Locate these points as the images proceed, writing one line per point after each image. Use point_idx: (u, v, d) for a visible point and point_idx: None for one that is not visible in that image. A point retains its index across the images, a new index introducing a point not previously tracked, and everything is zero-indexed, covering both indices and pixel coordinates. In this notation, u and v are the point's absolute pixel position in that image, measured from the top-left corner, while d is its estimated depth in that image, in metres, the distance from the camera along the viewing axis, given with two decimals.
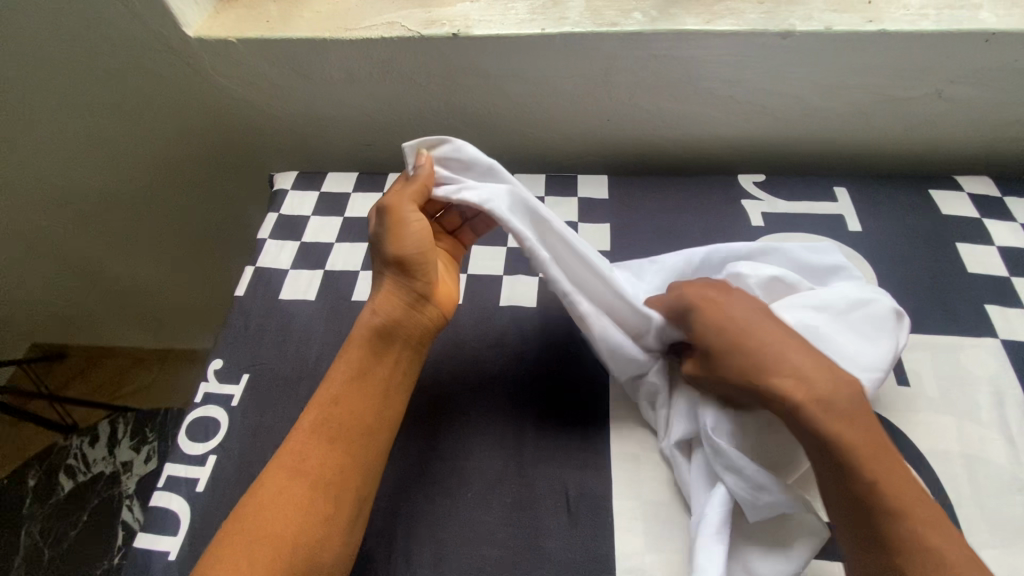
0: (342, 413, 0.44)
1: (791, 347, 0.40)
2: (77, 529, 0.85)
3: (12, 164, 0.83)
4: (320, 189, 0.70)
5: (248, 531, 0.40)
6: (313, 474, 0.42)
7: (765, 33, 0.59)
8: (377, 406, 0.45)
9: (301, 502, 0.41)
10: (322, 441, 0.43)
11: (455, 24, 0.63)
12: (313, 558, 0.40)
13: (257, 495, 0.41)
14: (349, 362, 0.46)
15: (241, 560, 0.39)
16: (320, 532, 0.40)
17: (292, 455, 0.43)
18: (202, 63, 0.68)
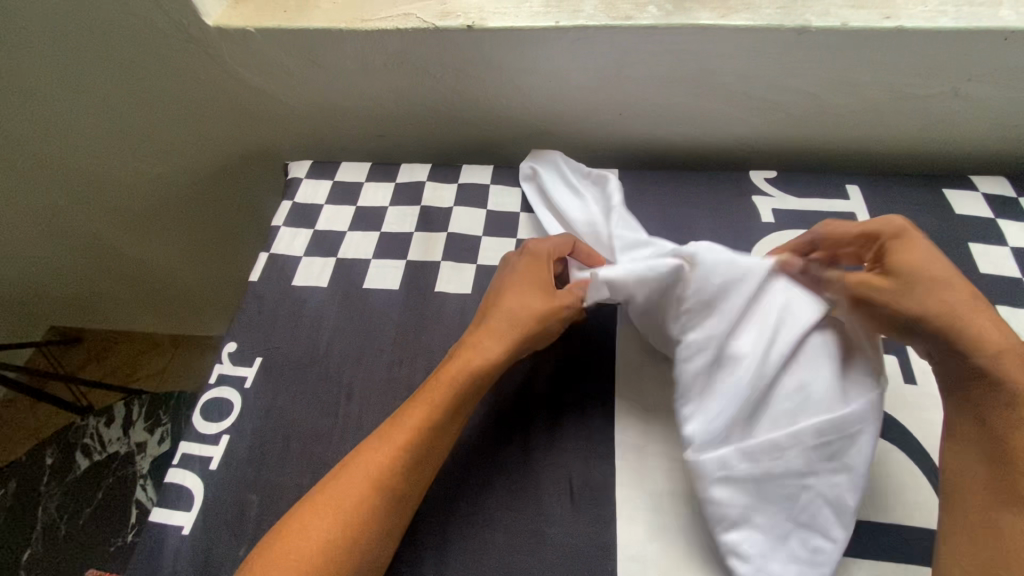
0: (422, 433, 0.44)
1: (978, 313, 0.41)
2: (92, 506, 0.87)
3: (35, 150, 0.85)
4: (333, 178, 0.71)
5: (306, 538, 0.40)
6: (371, 479, 0.42)
7: (780, 28, 0.58)
8: (445, 421, 0.45)
9: (357, 503, 0.41)
10: (403, 463, 0.43)
11: (470, 16, 0.63)
12: (363, 557, 0.40)
13: (316, 496, 0.42)
14: (432, 396, 0.45)
15: (292, 558, 0.39)
16: (380, 547, 0.41)
17: (367, 467, 0.42)
18: (221, 53, 0.69)
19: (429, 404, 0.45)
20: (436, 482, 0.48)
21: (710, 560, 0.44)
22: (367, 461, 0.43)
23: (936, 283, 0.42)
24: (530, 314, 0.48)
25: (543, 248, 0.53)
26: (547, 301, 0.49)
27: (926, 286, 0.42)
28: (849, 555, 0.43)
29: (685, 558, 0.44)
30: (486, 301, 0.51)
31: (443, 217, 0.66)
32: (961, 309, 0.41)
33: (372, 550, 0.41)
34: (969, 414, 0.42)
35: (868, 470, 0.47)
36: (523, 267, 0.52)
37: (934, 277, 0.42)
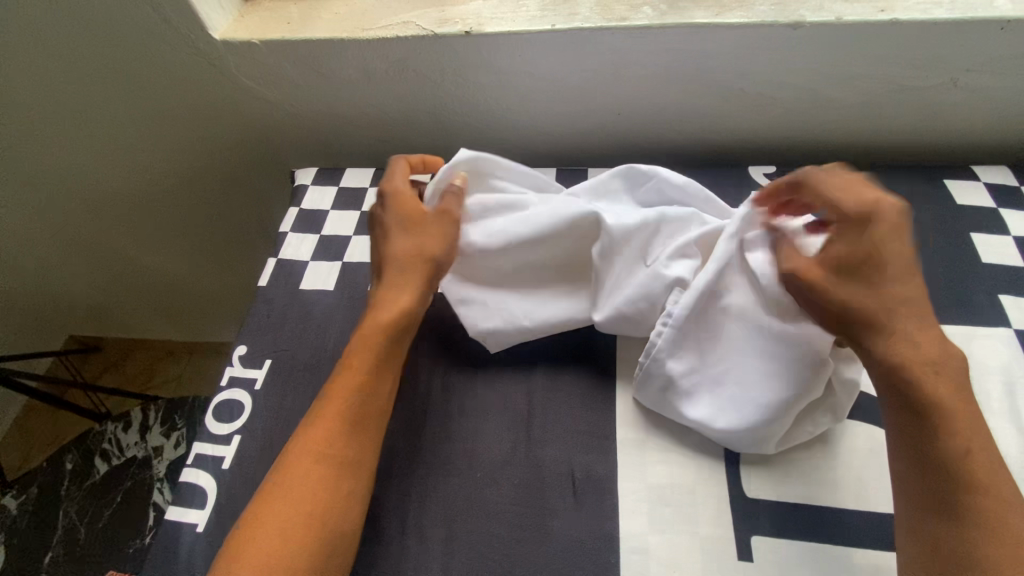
0: (360, 403, 0.46)
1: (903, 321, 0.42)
2: (112, 509, 0.89)
3: (55, 164, 0.88)
4: (339, 184, 0.73)
5: (268, 523, 0.41)
6: (313, 454, 0.43)
7: (775, 25, 0.59)
8: (367, 393, 0.46)
9: (308, 480, 0.43)
10: (348, 431, 0.45)
11: (468, 22, 0.64)
12: (323, 527, 0.41)
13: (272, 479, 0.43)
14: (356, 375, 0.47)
15: (258, 538, 0.40)
16: (343, 517, 0.42)
17: (311, 442, 0.44)
18: (227, 64, 0.71)
19: (352, 377, 0.47)
20: (431, 474, 0.49)
21: (712, 553, 0.44)
22: (310, 437, 0.44)
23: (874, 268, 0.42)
24: (425, 251, 0.51)
25: (397, 187, 0.54)
26: (432, 238, 0.51)
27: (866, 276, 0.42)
28: (853, 544, 0.43)
29: (687, 550, 0.44)
30: (376, 254, 0.53)
31: None
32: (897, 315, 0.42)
33: (340, 516, 0.42)
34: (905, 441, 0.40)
35: (873, 461, 0.47)
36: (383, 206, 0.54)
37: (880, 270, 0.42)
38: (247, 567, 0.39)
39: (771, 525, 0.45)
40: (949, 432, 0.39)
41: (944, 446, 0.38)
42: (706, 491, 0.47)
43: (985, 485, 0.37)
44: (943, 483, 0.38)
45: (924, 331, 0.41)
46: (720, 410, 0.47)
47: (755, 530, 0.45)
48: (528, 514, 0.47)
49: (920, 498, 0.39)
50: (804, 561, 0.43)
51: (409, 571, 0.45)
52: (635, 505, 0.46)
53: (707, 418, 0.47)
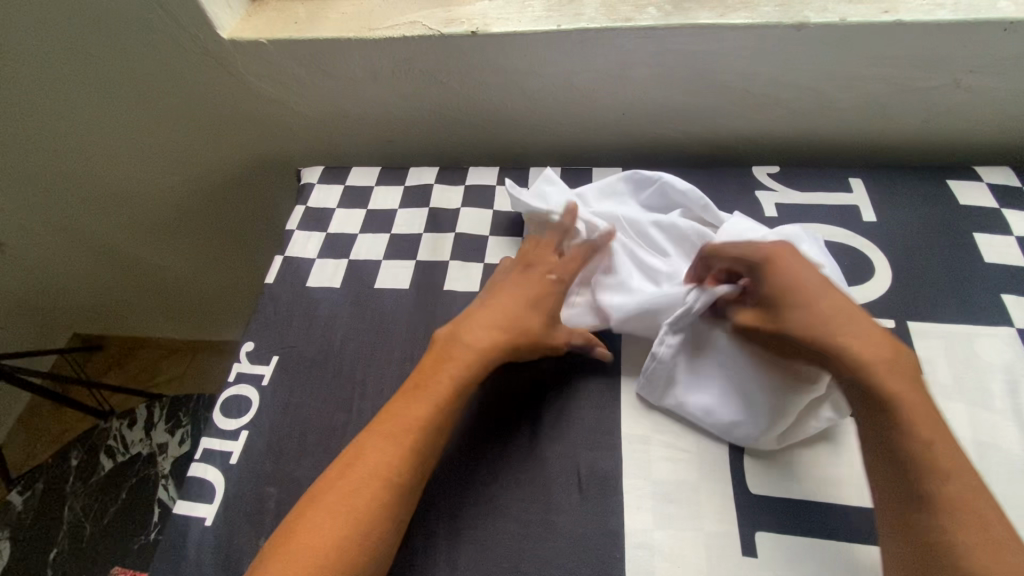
0: (416, 425, 0.45)
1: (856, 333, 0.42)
2: (117, 506, 0.90)
3: (62, 162, 0.89)
4: (345, 182, 0.73)
5: (307, 539, 0.40)
6: (361, 472, 0.42)
7: (779, 25, 0.60)
8: (424, 416, 0.46)
9: (353, 495, 0.42)
10: (421, 461, 0.44)
11: (474, 22, 0.65)
12: (367, 545, 0.40)
13: (315, 494, 0.42)
14: (418, 401, 0.46)
15: (300, 554, 0.39)
16: (388, 535, 0.42)
17: (378, 464, 0.43)
18: (235, 64, 0.72)
19: (426, 403, 0.46)
20: (439, 471, 0.50)
21: (717, 549, 0.44)
22: (377, 458, 0.43)
23: (805, 292, 0.43)
24: (524, 322, 0.51)
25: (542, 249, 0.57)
26: (540, 303, 0.52)
27: (801, 303, 0.43)
28: (856, 541, 0.44)
29: (691, 546, 0.44)
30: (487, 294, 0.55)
31: (451, 218, 0.67)
32: (847, 324, 0.42)
33: (385, 534, 0.41)
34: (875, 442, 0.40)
35: None
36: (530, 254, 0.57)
37: (813, 294, 0.43)
38: None
39: (774, 521, 0.45)
40: (914, 430, 0.38)
41: (910, 446, 0.38)
42: (710, 487, 0.47)
43: (955, 481, 0.37)
44: (911, 481, 0.37)
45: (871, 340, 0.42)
46: (717, 405, 0.49)
47: (758, 526, 0.45)
48: (535, 510, 0.47)
49: (891, 500, 0.38)
50: (807, 556, 0.43)
51: (415, 566, 0.46)
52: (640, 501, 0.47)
53: (707, 413, 0.49)
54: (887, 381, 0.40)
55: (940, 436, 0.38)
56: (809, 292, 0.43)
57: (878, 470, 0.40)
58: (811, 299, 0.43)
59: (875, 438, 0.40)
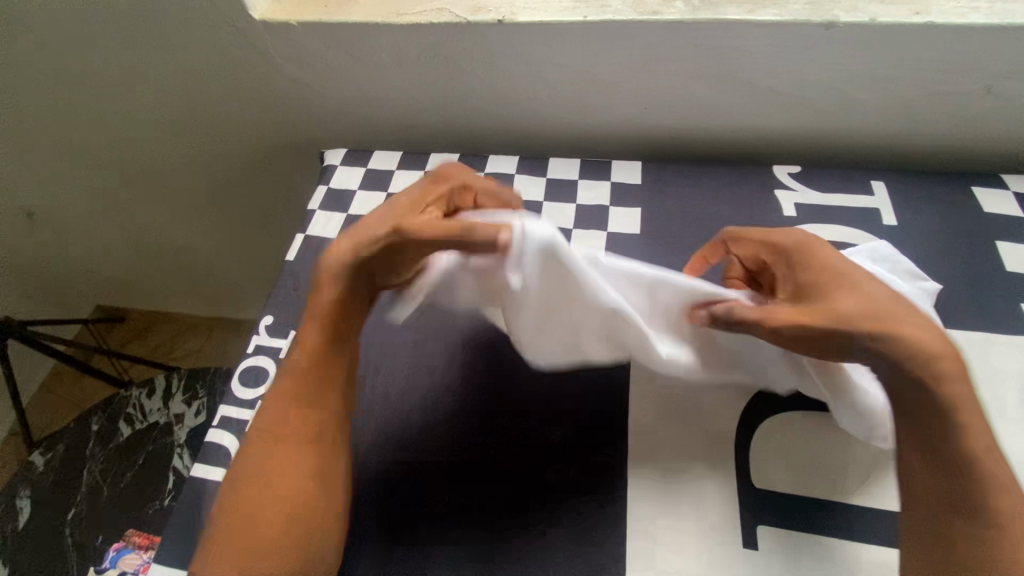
0: (319, 383, 0.46)
1: (912, 327, 0.39)
2: (134, 471, 0.93)
3: (95, 134, 0.91)
4: (366, 165, 0.74)
5: (244, 503, 0.43)
6: (276, 436, 0.44)
7: (807, 24, 0.59)
8: (321, 376, 0.46)
9: (277, 458, 0.44)
10: (307, 408, 0.45)
11: (501, 11, 0.65)
12: (297, 505, 0.42)
13: (241, 461, 0.45)
14: (304, 366, 0.46)
15: (237, 519, 0.42)
16: (318, 493, 0.43)
17: (274, 425, 0.45)
18: (265, 44, 0.73)
19: (308, 363, 0.46)
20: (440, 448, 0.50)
21: (719, 538, 0.45)
22: (272, 420, 0.45)
23: (848, 280, 0.42)
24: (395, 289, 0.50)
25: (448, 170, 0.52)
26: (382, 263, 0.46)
27: (850, 290, 0.41)
28: (860, 540, 0.44)
29: (694, 534, 0.45)
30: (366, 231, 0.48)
31: None
32: (899, 313, 0.40)
33: (310, 494, 0.43)
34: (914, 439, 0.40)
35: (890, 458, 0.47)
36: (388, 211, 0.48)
37: (848, 278, 0.42)
38: (231, 544, 0.41)
39: (777, 516, 0.45)
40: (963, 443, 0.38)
41: (953, 447, 0.38)
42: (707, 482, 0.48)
43: (1003, 491, 0.38)
44: (948, 485, 0.38)
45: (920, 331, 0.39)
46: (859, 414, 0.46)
47: (761, 520, 0.45)
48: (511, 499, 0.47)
49: (920, 499, 0.39)
50: (808, 551, 0.44)
51: (424, 537, 0.47)
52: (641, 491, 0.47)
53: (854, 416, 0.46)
54: (952, 380, 0.38)
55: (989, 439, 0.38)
56: (852, 280, 0.41)
57: (912, 463, 0.40)
58: (856, 287, 0.41)
59: (915, 438, 0.39)
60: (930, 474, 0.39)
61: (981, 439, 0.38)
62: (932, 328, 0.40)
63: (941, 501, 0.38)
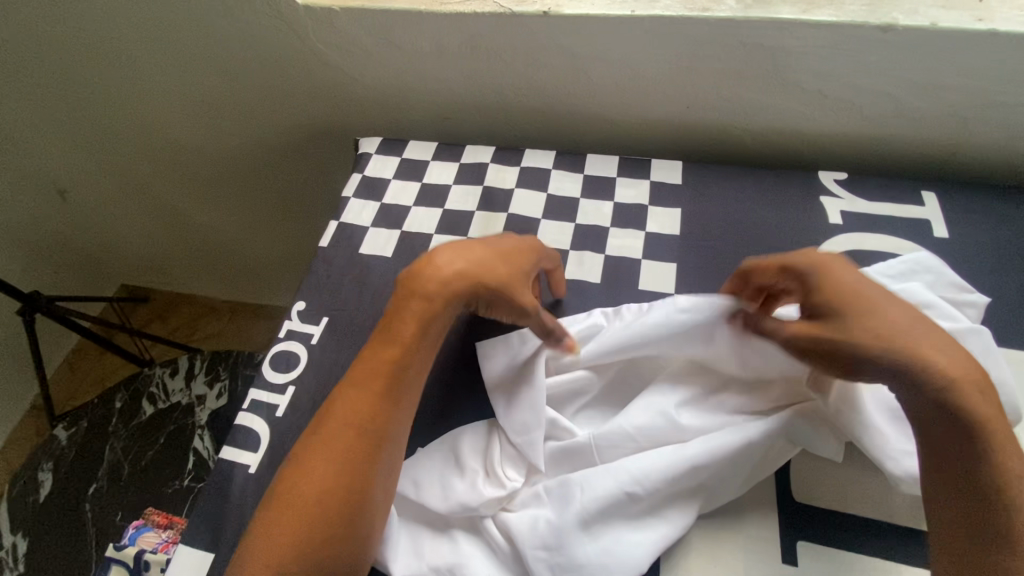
0: (394, 382, 0.45)
1: (937, 354, 0.38)
2: (155, 449, 0.93)
3: (132, 112, 0.92)
4: (402, 155, 0.73)
5: (304, 494, 0.41)
6: (347, 428, 0.43)
7: (864, 26, 0.58)
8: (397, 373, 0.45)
9: (343, 453, 0.42)
10: (378, 406, 0.44)
11: (546, 2, 0.64)
12: (360, 505, 0.41)
13: (306, 447, 0.43)
14: (383, 358, 0.45)
15: (294, 513, 0.40)
16: (380, 494, 0.42)
17: (347, 416, 0.43)
18: (306, 29, 0.73)
19: (390, 361, 0.45)
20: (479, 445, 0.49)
21: (756, 550, 0.44)
22: (344, 411, 0.44)
23: (870, 299, 0.41)
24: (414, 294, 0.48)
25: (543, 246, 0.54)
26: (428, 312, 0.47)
27: (873, 311, 0.40)
28: (905, 562, 0.43)
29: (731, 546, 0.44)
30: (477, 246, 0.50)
31: (505, 198, 0.67)
32: (918, 329, 0.39)
33: (374, 495, 0.42)
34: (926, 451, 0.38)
35: None
36: (466, 267, 0.47)
37: (867, 296, 0.41)
38: (283, 537, 0.39)
39: (817, 532, 0.44)
40: (992, 463, 0.36)
41: (985, 470, 0.36)
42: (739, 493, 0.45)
43: None
44: (969, 496, 0.36)
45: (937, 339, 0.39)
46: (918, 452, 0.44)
47: (799, 534, 0.44)
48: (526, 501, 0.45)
49: (942, 511, 0.37)
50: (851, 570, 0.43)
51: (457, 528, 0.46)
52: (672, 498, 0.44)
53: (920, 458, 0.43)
54: (979, 404, 0.37)
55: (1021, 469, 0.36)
56: (870, 303, 0.40)
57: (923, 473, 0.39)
58: (875, 307, 0.40)
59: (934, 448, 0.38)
60: (940, 484, 0.37)
61: (1016, 466, 0.36)
62: (957, 352, 0.39)
63: (963, 514, 0.36)
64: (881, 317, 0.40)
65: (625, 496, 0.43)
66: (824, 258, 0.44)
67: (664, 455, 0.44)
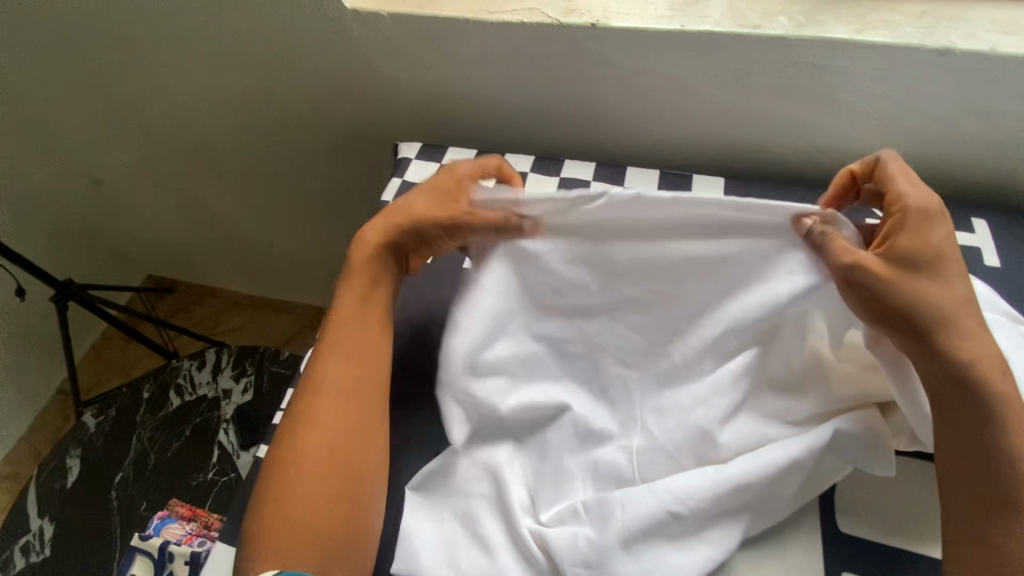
0: (365, 350, 0.53)
1: (971, 337, 0.43)
2: (181, 441, 0.94)
3: (175, 109, 0.94)
4: (440, 161, 0.74)
5: (310, 459, 0.48)
6: (336, 398, 0.50)
7: (920, 49, 0.57)
8: (373, 339, 0.53)
9: (336, 418, 0.50)
10: (356, 374, 0.51)
11: (594, 14, 0.64)
12: (358, 458, 0.49)
13: (299, 422, 0.49)
14: (359, 326, 0.53)
15: (303, 475, 0.47)
16: (374, 448, 0.51)
17: (332, 388, 0.51)
18: (351, 33, 0.73)
19: (363, 333, 0.53)
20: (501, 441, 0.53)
21: None
22: (329, 385, 0.51)
23: (942, 268, 0.44)
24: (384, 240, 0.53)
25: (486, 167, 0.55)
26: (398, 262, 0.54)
27: (938, 280, 0.43)
28: None
29: None
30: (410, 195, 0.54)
31: None
32: (968, 315, 0.44)
33: (369, 446, 0.50)
34: (957, 454, 0.43)
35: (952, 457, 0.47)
36: (401, 219, 0.52)
37: (944, 268, 0.44)
38: (301, 495, 0.47)
39: None
40: (1019, 468, 0.41)
41: (1012, 476, 0.41)
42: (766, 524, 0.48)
43: None
44: (994, 497, 0.41)
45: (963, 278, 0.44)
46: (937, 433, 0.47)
47: None
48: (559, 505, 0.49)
49: (963, 514, 0.42)
50: None
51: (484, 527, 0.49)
52: (716, 520, 0.47)
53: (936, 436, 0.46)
54: (1009, 407, 0.42)
55: None
56: (942, 272, 0.44)
57: (945, 469, 0.44)
58: (942, 279, 0.44)
59: (966, 451, 0.43)
60: (965, 486, 0.42)
61: None
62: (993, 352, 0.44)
63: (984, 517, 0.41)
64: (943, 289, 0.43)
65: (668, 518, 0.46)
66: (931, 204, 0.45)
67: (707, 477, 0.46)
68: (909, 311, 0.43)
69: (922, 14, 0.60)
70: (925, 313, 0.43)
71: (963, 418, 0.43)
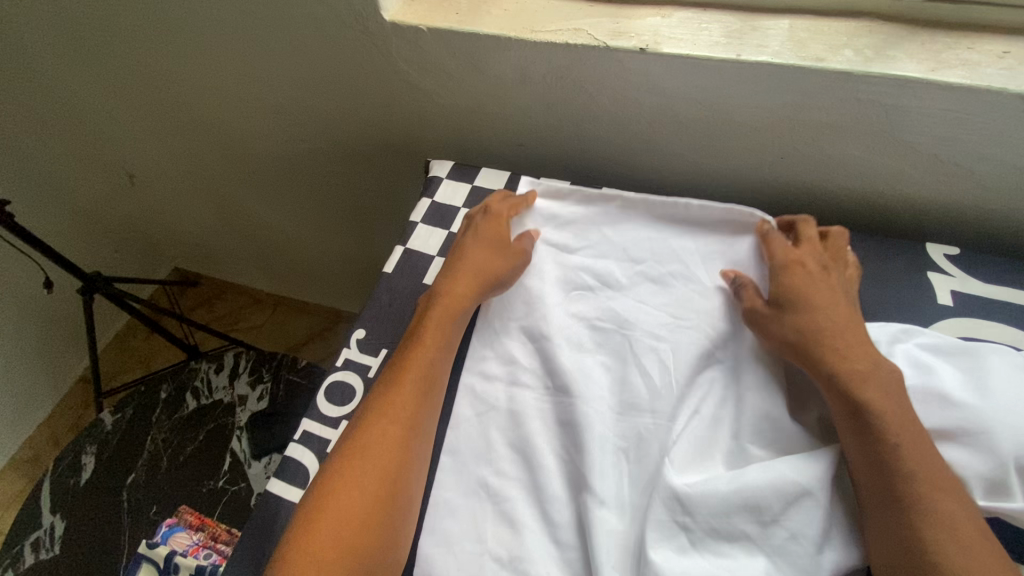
0: (427, 374, 0.54)
1: (855, 362, 0.49)
2: (194, 446, 0.94)
3: (209, 111, 0.93)
4: (473, 182, 0.71)
5: (360, 476, 0.48)
6: (396, 421, 0.51)
7: (1002, 92, 0.52)
8: (433, 359, 0.55)
9: (393, 440, 0.50)
10: (417, 396, 0.53)
11: (644, 38, 0.61)
12: (403, 487, 0.49)
13: (358, 437, 0.50)
14: (428, 345, 0.55)
15: (350, 491, 0.47)
16: (418, 479, 0.50)
17: (391, 409, 0.51)
18: (388, 45, 0.71)
19: (427, 355, 0.55)
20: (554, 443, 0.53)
21: None
22: (390, 405, 0.52)
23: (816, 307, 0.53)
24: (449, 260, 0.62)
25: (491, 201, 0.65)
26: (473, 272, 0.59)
27: (811, 311, 0.53)
28: None
29: None
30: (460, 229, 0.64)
31: None
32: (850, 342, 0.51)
33: (414, 473, 0.50)
34: (865, 473, 0.46)
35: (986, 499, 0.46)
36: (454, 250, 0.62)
37: (812, 301, 0.53)
38: (346, 509, 0.47)
39: None
40: (926, 489, 0.43)
41: (911, 490, 0.43)
42: None
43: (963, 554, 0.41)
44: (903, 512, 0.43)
45: (844, 314, 0.53)
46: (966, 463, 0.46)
47: None
48: (600, 505, 0.48)
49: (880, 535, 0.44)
50: None
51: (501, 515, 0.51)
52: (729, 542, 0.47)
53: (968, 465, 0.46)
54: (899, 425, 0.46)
55: (951, 504, 0.43)
56: (811, 304, 0.53)
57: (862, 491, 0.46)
58: (814, 308, 0.53)
59: (865, 467, 0.46)
60: (878, 506, 0.44)
61: (943, 497, 0.43)
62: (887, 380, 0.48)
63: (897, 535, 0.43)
64: (820, 318, 0.52)
65: (675, 524, 0.47)
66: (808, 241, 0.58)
67: (722, 483, 0.47)
68: (798, 338, 0.52)
69: (1004, 54, 0.55)
70: (818, 341, 0.51)
71: (862, 438, 0.46)
